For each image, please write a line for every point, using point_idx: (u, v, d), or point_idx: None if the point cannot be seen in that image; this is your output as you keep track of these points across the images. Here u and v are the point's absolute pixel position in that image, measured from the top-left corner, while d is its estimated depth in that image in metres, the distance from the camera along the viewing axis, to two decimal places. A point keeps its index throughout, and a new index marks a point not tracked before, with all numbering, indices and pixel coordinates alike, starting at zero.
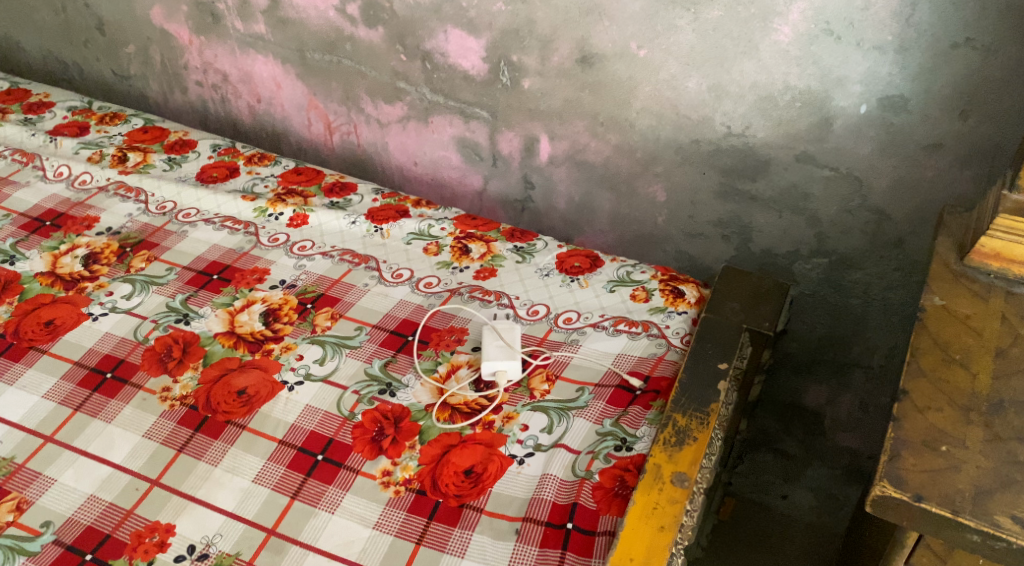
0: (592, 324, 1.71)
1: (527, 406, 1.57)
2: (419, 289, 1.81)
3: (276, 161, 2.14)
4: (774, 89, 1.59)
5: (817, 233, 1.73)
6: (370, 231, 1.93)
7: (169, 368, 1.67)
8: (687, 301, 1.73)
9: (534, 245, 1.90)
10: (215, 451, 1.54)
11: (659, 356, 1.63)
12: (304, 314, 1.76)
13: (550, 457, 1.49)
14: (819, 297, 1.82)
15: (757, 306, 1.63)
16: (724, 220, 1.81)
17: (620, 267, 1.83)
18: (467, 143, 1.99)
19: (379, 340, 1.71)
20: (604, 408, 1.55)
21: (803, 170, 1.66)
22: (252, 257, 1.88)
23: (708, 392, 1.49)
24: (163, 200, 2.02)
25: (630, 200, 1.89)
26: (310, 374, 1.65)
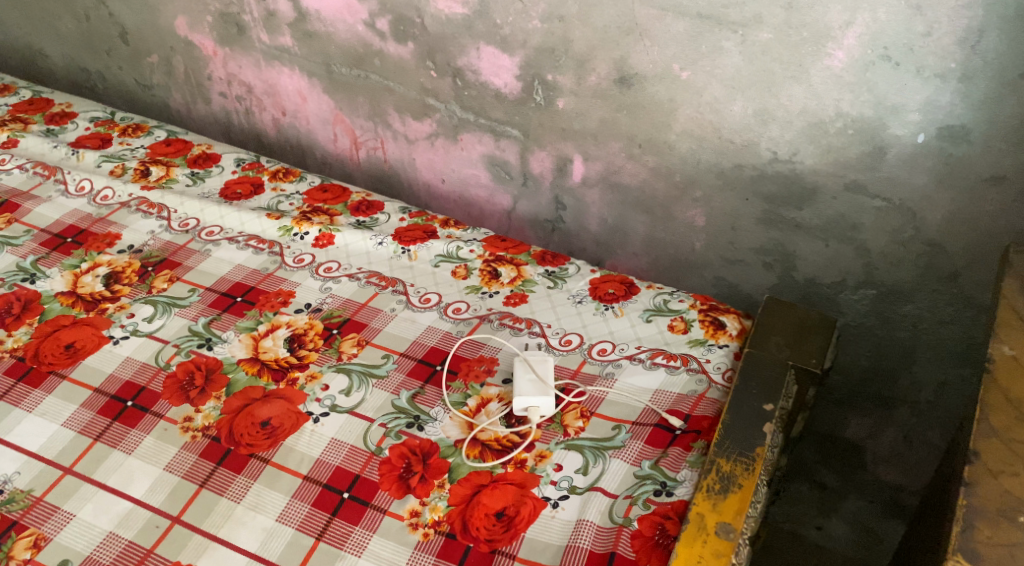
0: (628, 356, 1.64)
1: (561, 444, 1.52)
2: (447, 315, 1.73)
3: (301, 176, 2.08)
4: (824, 115, 1.52)
5: (865, 264, 1.66)
6: (397, 252, 1.86)
7: (191, 397, 1.62)
8: (729, 333, 1.66)
9: (566, 270, 1.82)
10: (237, 487, 1.49)
11: (699, 393, 1.56)
12: (329, 341, 1.70)
13: (586, 501, 1.44)
14: (865, 329, 1.75)
15: (802, 343, 1.58)
16: (766, 248, 1.74)
17: (657, 295, 1.76)
18: (496, 161, 1.92)
19: (406, 370, 1.64)
20: (642, 449, 1.49)
21: (852, 200, 1.59)
22: (276, 278, 1.83)
23: (753, 435, 1.45)
24: (185, 217, 1.97)
25: (666, 224, 1.82)
26: (335, 405, 1.59)
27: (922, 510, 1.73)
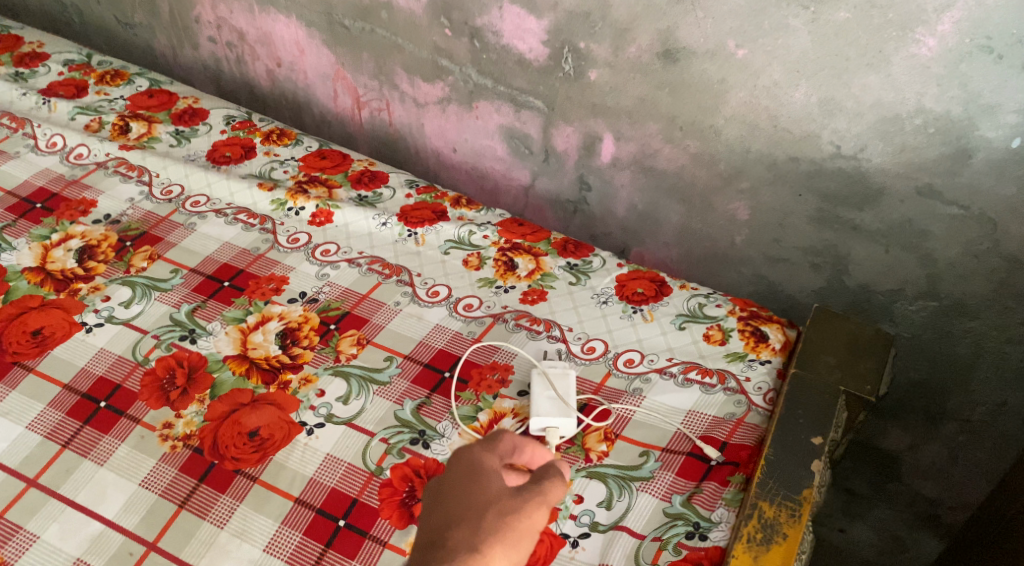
0: (657, 369, 1.48)
1: (582, 472, 1.38)
2: (457, 312, 1.55)
3: (297, 139, 1.88)
4: (902, 110, 1.35)
5: (928, 274, 1.50)
6: (402, 235, 1.67)
7: (171, 399, 1.46)
8: (772, 347, 1.50)
9: (590, 263, 1.64)
10: (221, 509, 1.34)
11: (738, 418, 1.42)
12: (325, 339, 1.52)
13: (610, 541, 1.31)
14: (919, 342, 1.59)
15: (855, 364, 1.43)
16: (817, 248, 1.56)
17: (691, 297, 1.58)
18: (515, 134, 1.72)
19: (410, 376, 1.47)
20: (673, 482, 1.36)
21: (923, 205, 1.42)
22: (268, 261, 1.64)
23: (800, 474, 1.31)
24: (169, 183, 1.78)
25: (704, 215, 1.63)
26: (332, 415, 1.43)
27: (982, 540, 1.63)
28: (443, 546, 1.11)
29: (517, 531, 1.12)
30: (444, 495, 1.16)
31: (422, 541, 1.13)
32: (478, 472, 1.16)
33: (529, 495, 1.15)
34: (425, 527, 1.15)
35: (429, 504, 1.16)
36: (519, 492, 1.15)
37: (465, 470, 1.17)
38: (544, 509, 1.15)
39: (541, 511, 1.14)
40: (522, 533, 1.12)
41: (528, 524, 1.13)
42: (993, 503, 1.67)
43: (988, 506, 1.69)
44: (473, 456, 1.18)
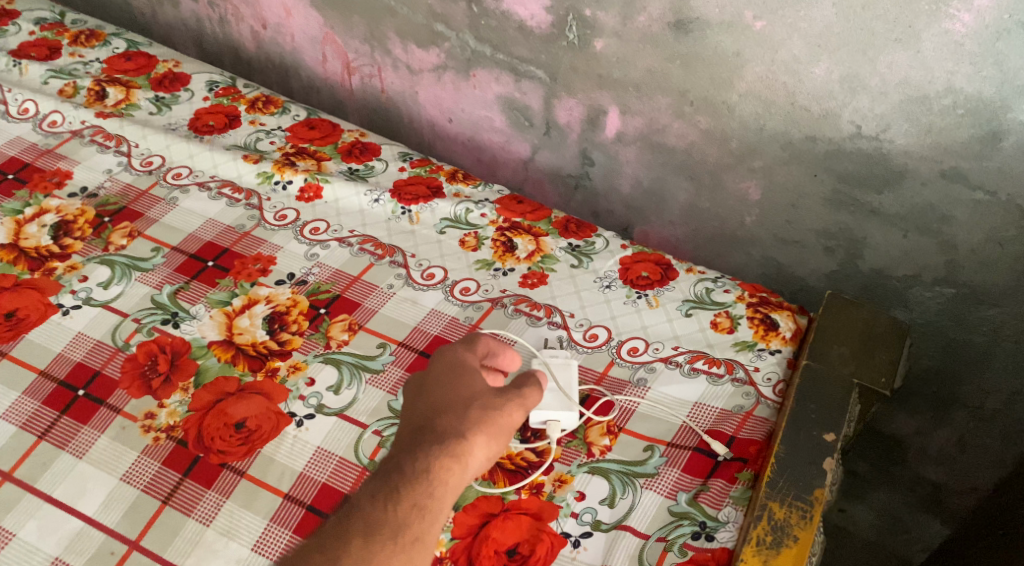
0: (663, 358, 1.42)
1: (584, 467, 1.32)
2: (454, 296, 1.48)
3: (284, 108, 1.78)
4: (930, 89, 1.27)
5: (948, 260, 1.44)
6: (395, 212, 1.59)
7: (153, 388, 1.39)
8: (782, 336, 1.44)
9: (593, 244, 1.56)
10: (207, 505, 1.28)
11: (746, 411, 1.36)
12: (315, 324, 1.45)
13: (613, 541, 1.26)
14: (934, 328, 1.54)
15: (869, 356, 1.37)
16: (831, 231, 1.50)
17: (698, 281, 1.51)
18: (515, 105, 1.63)
19: (405, 365, 1.41)
20: (679, 479, 1.31)
21: (946, 189, 1.36)
22: (255, 239, 1.56)
23: (811, 473, 1.26)
24: (149, 154, 1.68)
25: (713, 193, 1.55)
26: (322, 406, 1.37)
27: (995, 531, 1.58)
28: (432, 430, 1.17)
29: (499, 425, 1.20)
30: (429, 390, 1.23)
31: (409, 429, 1.19)
32: (461, 373, 1.24)
33: (509, 396, 1.23)
34: (411, 419, 1.21)
35: (414, 400, 1.23)
36: (499, 392, 1.23)
37: (449, 370, 1.24)
38: (522, 410, 1.23)
39: (518, 411, 1.22)
40: (502, 427, 1.20)
41: (507, 420, 1.20)
42: (1009, 492, 1.62)
43: (1002, 496, 1.65)
44: (455, 358, 1.26)
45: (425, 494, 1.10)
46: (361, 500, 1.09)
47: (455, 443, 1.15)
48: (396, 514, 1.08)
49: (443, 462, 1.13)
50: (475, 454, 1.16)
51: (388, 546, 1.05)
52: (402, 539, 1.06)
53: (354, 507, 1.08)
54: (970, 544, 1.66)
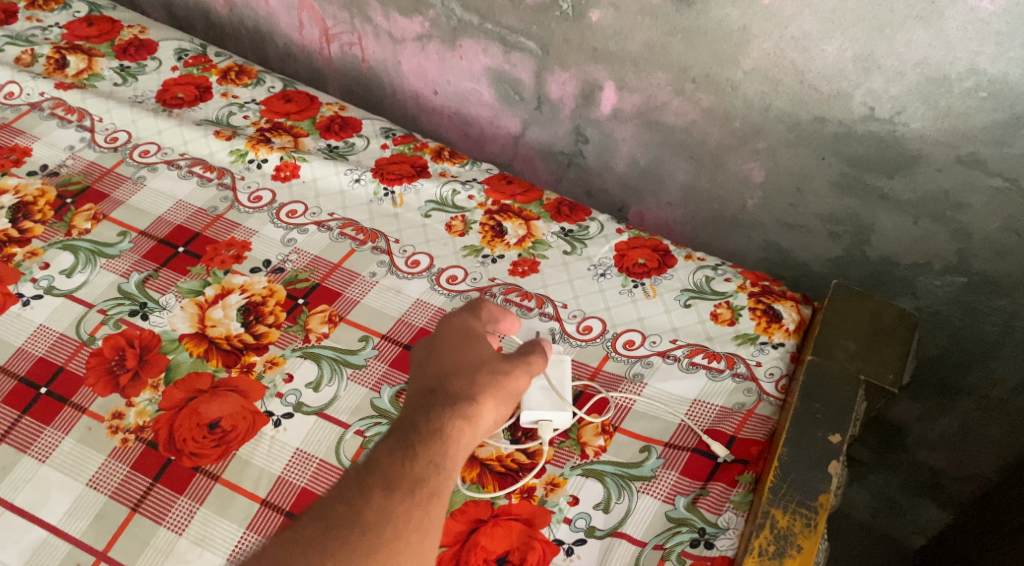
0: (660, 353, 1.35)
1: (577, 470, 1.26)
2: (440, 285, 1.40)
3: (259, 78, 1.68)
4: (950, 71, 1.19)
5: (960, 249, 1.37)
6: (377, 194, 1.51)
7: (121, 385, 1.31)
8: (785, 328, 1.37)
9: (587, 228, 1.48)
10: (180, 512, 1.22)
11: (747, 409, 1.30)
12: (293, 315, 1.37)
13: (608, 548, 1.21)
14: (941, 317, 1.48)
15: (875, 351, 1.31)
16: (838, 216, 1.42)
17: (697, 269, 1.44)
18: (504, 78, 1.53)
19: (389, 359, 1.33)
20: (677, 482, 1.25)
21: (962, 175, 1.28)
22: (228, 223, 1.47)
23: (816, 478, 1.21)
24: (114, 129, 1.58)
25: (714, 175, 1.47)
26: (301, 404, 1.29)
27: (999, 530, 1.52)
28: (445, 391, 1.14)
29: (510, 387, 1.18)
30: (439, 352, 1.20)
31: (421, 389, 1.17)
32: (471, 335, 1.22)
33: (518, 360, 1.21)
34: (422, 379, 1.19)
35: (423, 361, 1.21)
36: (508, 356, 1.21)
37: (459, 330, 1.22)
38: (530, 376, 1.21)
39: (525, 376, 1.20)
40: (512, 391, 1.18)
41: (518, 383, 1.18)
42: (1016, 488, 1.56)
43: (1006, 491, 1.59)
44: (465, 323, 1.23)
45: (440, 451, 1.08)
46: (380, 457, 1.07)
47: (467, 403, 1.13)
48: (414, 471, 1.06)
49: (456, 422, 1.11)
50: (486, 416, 1.14)
51: (406, 503, 1.03)
52: (418, 496, 1.04)
53: (371, 464, 1.07)
54: (971, 540, 1.61)
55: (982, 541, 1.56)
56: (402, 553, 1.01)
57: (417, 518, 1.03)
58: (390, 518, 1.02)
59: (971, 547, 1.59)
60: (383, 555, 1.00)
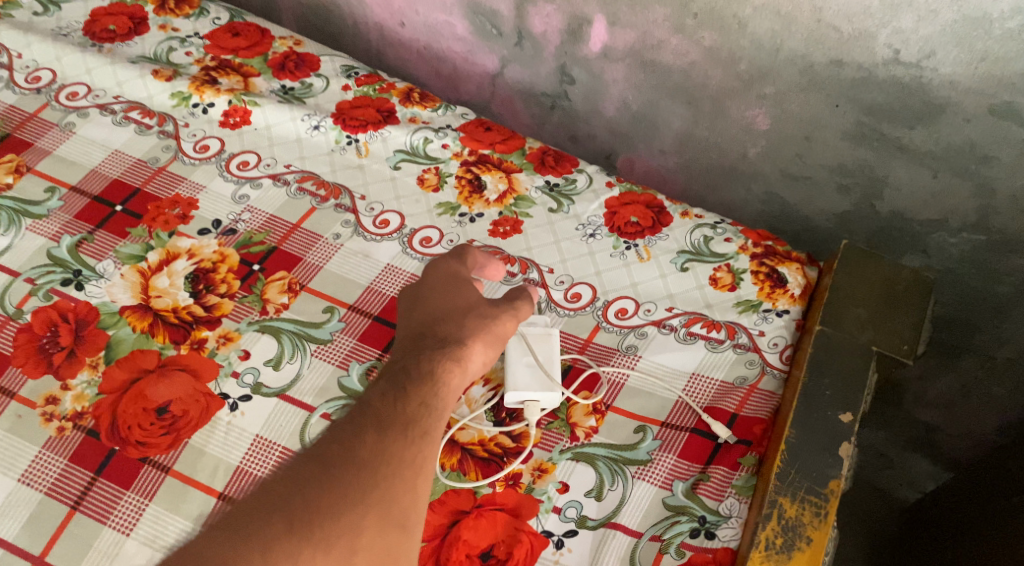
0: (655, 322, 1.24)
1: (567, 454, 1.16)
2: (413, 248, 1.26)
3: (201, 8, 1.50)
4: (991, 9, 1.07)
5: (981, 205, 1.26)
6: (339, 143, 1.36)
7: (55, 366, 1.16)
8: (790, 293, 1.26)
9: (574, 182, 1.34)
10: (126, 510, 1.09)
11: (749, 384, 1.20)
12: (248, 284, 1.23)
13: (601, 541, 1.11)
14: (952, 275, 1.37)
15: (888, 320, 1.21)
16: (848, 167, 1.30)
17: (695, 228, 1.31)
18: (480, 9, 1.36)
19: (357, 334, 1.20)
20: (674, 466, 1.15)
21: (993, 127, 1.17)
22: (171, 177, 1.31)
23: (826, 462, 1.12)
24: (36, 67, 1.40)
25: (713, 121, 1.33)
26: (260, 385, 1.16)
27: (1001, 497, 1.40)
28: (434, 335, 1.05)
29: (501, 329, 1.08)
30: (425, 298, 1.10)
31: (409, 335, 1.07)
32: (459, 280, 1.12)
33: (508, 303, 1.12)
34: (408, 326, 1.09)
35: (408, 308, 1.11)
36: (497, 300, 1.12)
37: (446, 272, 1.12)
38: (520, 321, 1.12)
39: (514, 320, 1.10)
40: (501, 336, 1.08)
41: (507, 328, 1.09)
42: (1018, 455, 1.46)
43: (1006, 458, 1.49)
44: (450, 265, 1.13)
45: (433, 393, 0.99)
46: (370, 397, 0.97)
47: (458, 344, 1.04)
48: (408, 411, 0.96)
49: (447, 364, 1.02)
50: (477, 361, 1.05)
51: (401, 441, 0.94)
52: (412, 437, 0.94)
53: (361, 404, 0.96)
54: (971, 504, 1.48)
55: (983, 506, 1.43)
56: (399, 491, 0.91)
57: (413, 456, 0.93)
58: (385, 458, 0.92)
59: (970, 510, 1.46)
60: (381, 493, 0.90)
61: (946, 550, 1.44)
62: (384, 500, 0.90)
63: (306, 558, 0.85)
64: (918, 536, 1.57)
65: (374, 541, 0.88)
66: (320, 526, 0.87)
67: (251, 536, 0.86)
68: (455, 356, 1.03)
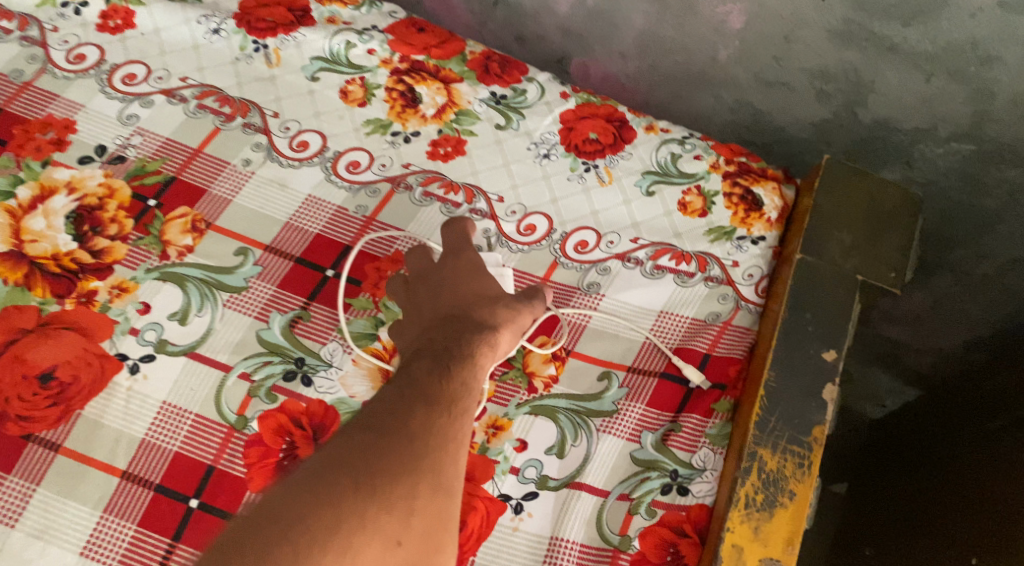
0: (618, 255, 1.10)
1: (524, 408, 1.03)
2: (340, 174, 1.09)
3: None
4: None
5: (976, 113, 1.13)
6: (244, 49, 1.15)
7: None
8: (767, 217, 1.12)
9: (523, 93, 1.17)
10: (10, 496, 0.93)
11: (723, 322, 1.08)
12: (143, 224, 1.04)
13: (564, 504, 1.00)
14: (935, 190, 1.23)
15: (874, 244, 1.09)
16: (829, 72, 1.16)
17: (661, 144, 1.16)
18: None
19: (278, 279, 1.03)
20: (643, 416, 1.04)
21: (1000, 23, 1.05)
22: (41, 94, 1.10)
23: (808, 408, 1.01)
24: None
25: (682, 19, 1.18)
26: (164, 344, 0.99)
27: (978, 422, 1.22)
28: (471, 316, 0.92)
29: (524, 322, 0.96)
30: (450, 278, 0.96)
31: (437, 316, 0.93)
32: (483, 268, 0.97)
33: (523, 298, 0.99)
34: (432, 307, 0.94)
35: (429, 287, 0.96)
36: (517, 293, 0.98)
37: (467, 258, 0.97)
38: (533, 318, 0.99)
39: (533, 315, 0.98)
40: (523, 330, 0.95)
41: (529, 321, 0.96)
42: (998, 379, 1.26)
43: (986, 379, 1.29)
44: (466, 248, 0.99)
45: (473, 375, 0.86)
46: (415, 371, 0.84)
47: (493, 328, 0.91)
48: (453, 389, 0.83)
49: (487, 346, 0.89)
50: (499, 352, 0.92)
51: (448, 417, 0.81)
52: (456, 415, 0.82)
53: (404, 378, 0.84)
54: (944, 429, 1.29)
55: (960, 432, 1.24)
56: (449, 463, 0.79)
57: (459, 433, 0.81)
58: (434, 437, 0.80)
59: (945, 436, 1.27)
60: (432, 463, 0.78)
61: (918, 482, 1.25)
62: (435, 470, 0.78)
63: (370, 521, 0.74)
64: (882, 452, 1.44)
65: (426, 508, 0.77)
66: (384, 488, 0.76)
67: (312, 497, 0.74)
68: (495, 339, 0.91)
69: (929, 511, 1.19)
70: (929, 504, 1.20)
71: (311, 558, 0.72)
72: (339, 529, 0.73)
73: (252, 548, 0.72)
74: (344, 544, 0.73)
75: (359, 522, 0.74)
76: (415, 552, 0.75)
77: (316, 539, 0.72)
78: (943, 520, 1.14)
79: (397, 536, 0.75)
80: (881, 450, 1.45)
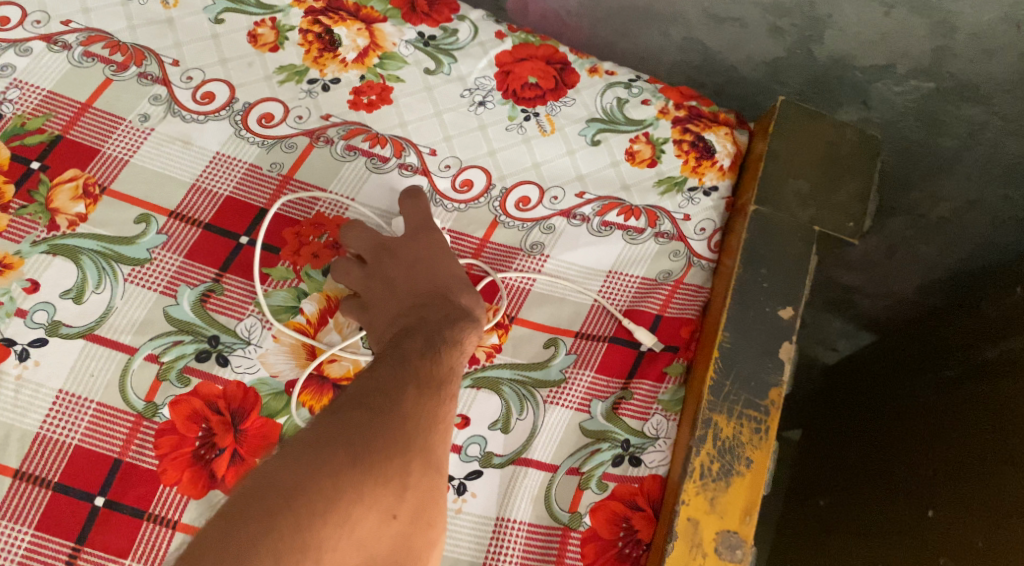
0: (562, 211, 1.01)
1: (465, 382, 0.96)
2: (251, 128, 0.98)
3: None
4: None
5: (936, 47, 1.06)
6: None
7: None
8: (719, 165, 1.04)
9: (454, 34, 1.06)
10: None
11: (675, 280, 1.00)
12: (27, 190, 0.92)
13: (511, 482, 0.93)
14: (891, 130, 1.16)
15: (830, 191, 1.01)
16: (783, 5, 1.08)
17: (606, 89, 1.07)
18: None
19: (185, 250, 0.93)
20: (592, 384, 0.96)
21: None
22: None
23: (764, 369, 0.94)
24: None
25: None
26: (57, 326, 0.88)
27: (936, 370, 1.15)
28: (454, 296, 0.89)
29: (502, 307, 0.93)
30: (425, 253, 0.92)
31: (417, 294, 0.90)
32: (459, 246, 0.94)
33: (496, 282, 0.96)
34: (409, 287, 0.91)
35: (401, 259, 0.92)
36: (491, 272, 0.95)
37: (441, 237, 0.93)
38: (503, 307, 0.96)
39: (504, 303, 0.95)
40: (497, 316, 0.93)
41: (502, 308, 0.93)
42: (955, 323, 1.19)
43: (945, 322, 1.22)
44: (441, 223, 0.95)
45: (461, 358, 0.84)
46: (406, 351, 0.82)
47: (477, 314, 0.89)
48: (443, 369, 0.81)
49: (473, 329, 0.87)
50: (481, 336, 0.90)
51: (438, 399, 0.79)
52: (446, 397, 0.80)
53: (396, 357, 0.81)
54: (901, 378, 1.23)
55: (916, 379, 1.18)
56: (439, 444, 0.77)
57: (450, 414, 0.79)
58: (427, 418, 0.77)
59: (903, 383, 1.21)
60: (423, 441, 0.76)
61: (873, 430, 1.20)
62: (427, 449, 0.75)
63: (367, 495, 0.72)
64: (837, 394, 1.41)
65: (420, 485, 0.74)
66: (382, 463, 0.73)
67: (309, 468, 0.72)
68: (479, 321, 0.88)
69: (881, 460, 1.14)
70: (882, 457, 1.14)
71: (310, 529, 0.69)
72: (336, 502, 0.71)
73: (250, 521, 0.69)
74: (342, 516, 0.71)
75: (357, 496, 0.71)
76: (409, 528, 0.73)
77: (315, 510, 0.70)
78: (895, 468, 1.10)
79: (393, 511, 0.73)
80: (835, 395, 1.42)
